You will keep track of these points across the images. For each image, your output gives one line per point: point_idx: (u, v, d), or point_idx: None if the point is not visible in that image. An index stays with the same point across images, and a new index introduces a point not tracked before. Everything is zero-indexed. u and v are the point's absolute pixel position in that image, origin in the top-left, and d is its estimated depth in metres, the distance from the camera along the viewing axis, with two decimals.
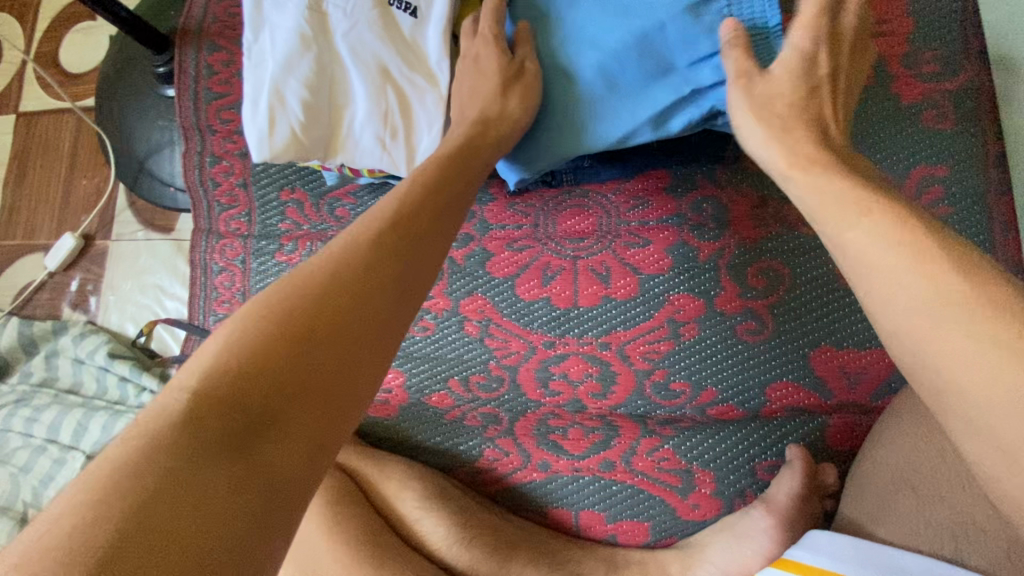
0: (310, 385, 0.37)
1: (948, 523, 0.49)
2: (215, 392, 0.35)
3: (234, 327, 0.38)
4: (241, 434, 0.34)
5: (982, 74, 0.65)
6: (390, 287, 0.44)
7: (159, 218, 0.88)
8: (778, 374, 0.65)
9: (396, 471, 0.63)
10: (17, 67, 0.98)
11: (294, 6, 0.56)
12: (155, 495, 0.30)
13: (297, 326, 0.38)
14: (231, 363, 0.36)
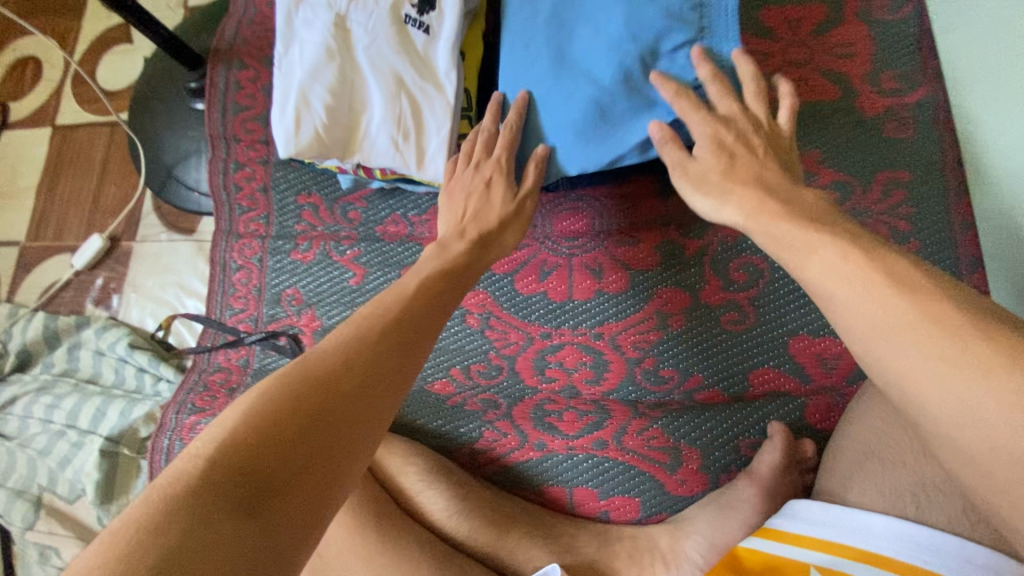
0: (318, 451, 0.40)
1: (908, 485, 0.54)
2: (229, 457, 0.37)
3: (250, 399, 0.41)
4: (250, 496, 0.36)
5: (939, 89, 0.72)
6: (392, 364, 0.47)
7: (182, 221, 0.94)
8: (759, 361, 0.69)
9: (401, 448, 0.67)
10: (56, 85, 1.06)
11: (323, 24, 0.65)
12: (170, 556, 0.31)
13: (307, 399, 0.41)
14: (246, 430, 0.39)
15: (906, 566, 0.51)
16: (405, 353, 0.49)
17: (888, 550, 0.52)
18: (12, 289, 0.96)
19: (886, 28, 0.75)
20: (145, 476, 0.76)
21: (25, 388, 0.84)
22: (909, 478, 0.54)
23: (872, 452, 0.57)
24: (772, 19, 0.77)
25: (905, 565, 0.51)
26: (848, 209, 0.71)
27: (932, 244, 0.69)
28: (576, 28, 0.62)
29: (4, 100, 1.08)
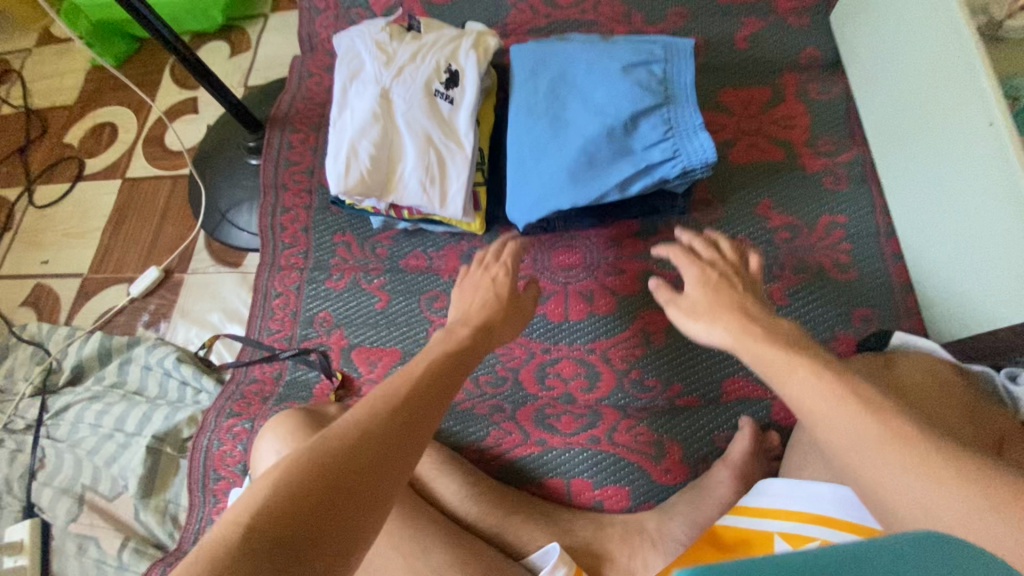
0: (342, 517, 0.43)
1: None
2: (265, 520, 0.40)
3: (284, 464, 0.45)
4: (284, 556, 0.39)
5: (866, 151, 0.89)
6: (412, 427, 0.51)
7: (229, 257, 1.08)
8: (731, 371, 0.80)
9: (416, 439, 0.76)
10: (129, 145, 1.25)
11: (370, 94, 0.81)
12: None
13: (343, 459, 0.46)
14: (282, 493, 0.42)
15: (850, 526, 0.59)
16: (425, 414, 0.54)
17: (833, 512, 0.60)
18: (72, 315, 1.09)
19: (821, 105, 0.93)
20: (184, 473, 0.84)
21: (77, 397, 0.94)
22: None
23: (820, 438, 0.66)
24: (728, 98, 0.96)
25: (847, 522, 0.59)
26: (797, 246, 0.86)
27: (869, 272, 0.82)
28: (568, 99, 0.80)
29: (82, 157, 1.26)
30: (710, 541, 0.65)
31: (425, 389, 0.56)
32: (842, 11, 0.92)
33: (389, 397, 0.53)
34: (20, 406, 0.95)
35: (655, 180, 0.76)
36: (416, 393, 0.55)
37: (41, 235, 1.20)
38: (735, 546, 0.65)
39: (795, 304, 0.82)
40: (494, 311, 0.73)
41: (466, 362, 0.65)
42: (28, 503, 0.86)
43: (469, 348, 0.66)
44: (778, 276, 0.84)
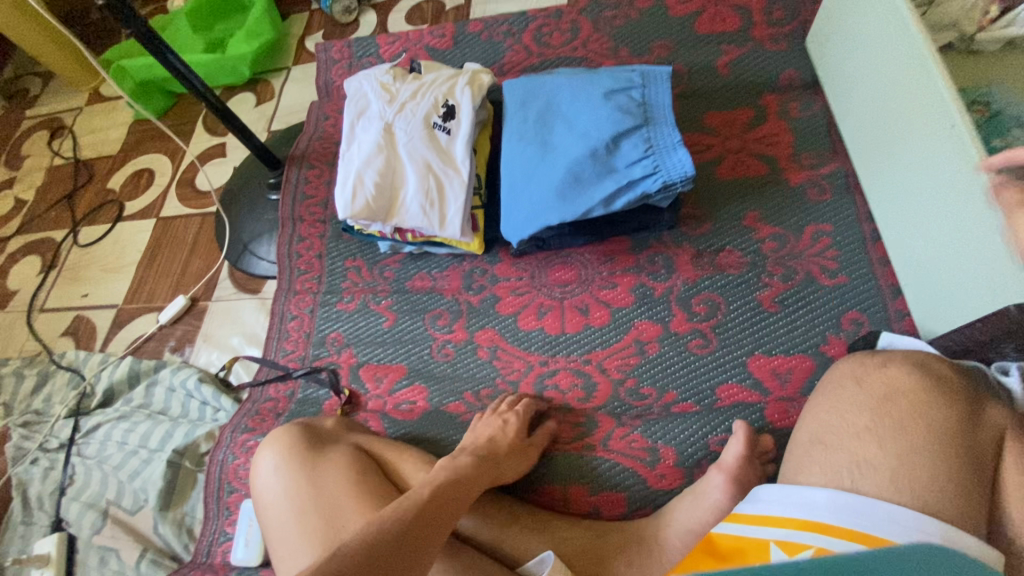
0: None
1: (845, 464, 0.58)
2: None
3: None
4: None
5: (848, 162, 0.92)
6: (407, 552, 0.56)
7: (249, 285, 1.15)
8: (725, 378, 0.82)
9: (411, 455, 0.75)
10: (163, 188, 1.36)
11: (375, 129, 0.89)
12: None
13: (379, 542, 0.55)
14: None
15: (847, 532, 0.53)
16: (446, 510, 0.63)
17: (828, 518, 0.55)
18: (106, 343, 1.17)
19: (802, 122, 0.97)
20: (200, 486, 0.89)
21: (107, 417, 1.00)
22: (844, 455, 0.59)
23: (818, 440, 0.62)
24: (713, 120, 1.01)
25: (847, 531, 0.54)
26: (785, 254, 0.88)
27: (857, 277, 0.84)
28: (555, 125, 0.86)
29: (122, 201, 1.38)
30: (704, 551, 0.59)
31: (451, 489, 0.65)
32: (816, 36, 0.98)
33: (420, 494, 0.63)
34: (56, 426, 1.01)
35: (639, 195, 0.81)
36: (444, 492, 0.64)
37: (82, 271, 1.30)
38: (731, 556, 0.58)
39: (785, 310, 0.84)
40: (500, 441, 0.76)
41: (477, 488, 0.69)
42: (57, 517, 0.91)
43: (481, 477, 0.70)
44: (766, 284, 0.87)
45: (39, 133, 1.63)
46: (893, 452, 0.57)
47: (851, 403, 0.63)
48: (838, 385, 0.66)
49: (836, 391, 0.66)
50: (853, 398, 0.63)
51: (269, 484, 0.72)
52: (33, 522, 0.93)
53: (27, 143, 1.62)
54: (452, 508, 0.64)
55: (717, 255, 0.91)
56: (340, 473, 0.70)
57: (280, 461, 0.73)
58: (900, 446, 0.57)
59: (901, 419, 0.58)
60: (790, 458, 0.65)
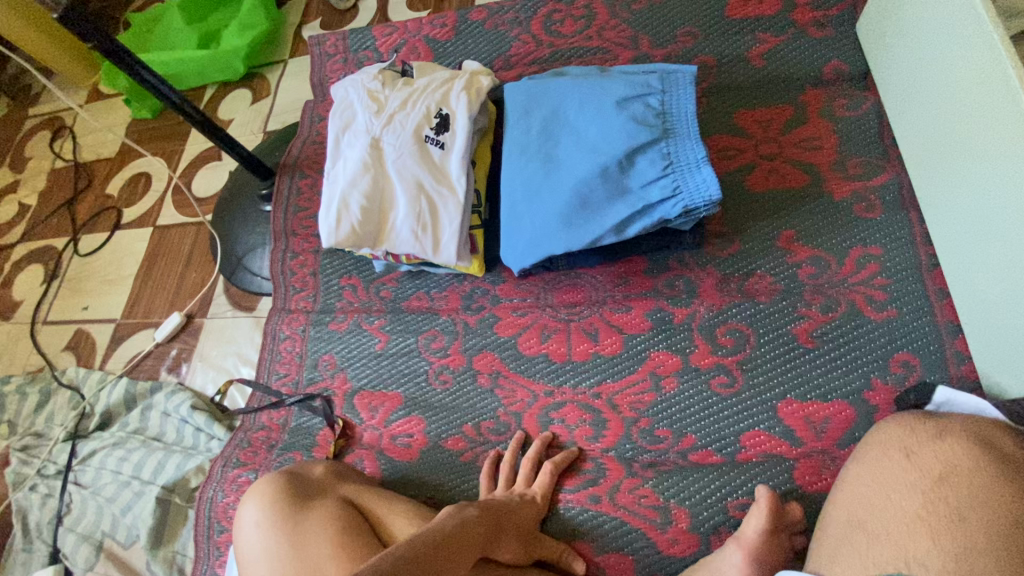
0: None
1: (888, 559, 0.49)
2: None
3: None
4: None
5: (903, 172, 0.80)
6: None
7: (245, 301, 1.10)
8: (750, 424, 0.73)
9: (402, 509, 0.70)
10: (160, 194, 1.32)
11: (361, 144, 0.80)
12: None
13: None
14: None
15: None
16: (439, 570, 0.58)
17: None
18: (105, 359, 1.15)
19: (850, 122, 0.84)
20: (191, 523, 0.86)
21: (102, 443, 0.97)
22: (889, 548, 0.50)
23: (858, 523, 0.54)
24: (745, 120, 0.89)
25: None
26: (824, 281, 0.77)
27: (910, 310, 0.73)
28: (561, 137, 0.76)
29: (120, 207, 1.34)
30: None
31: (448, 541, 0.61)
32: (868, 18, 0.84)
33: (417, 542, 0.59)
34: (54, 451, 1.00)
35: (655, 221, 0.71)
36: (440, 545, 0.60)
37: (83, 282, 1.27)
38: None
39: (823, 346, 0.74)
40: (506, 500, 0.71)
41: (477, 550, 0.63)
42: (54, 548, 0.90)
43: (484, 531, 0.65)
44: (803, 315, 0.76)
45: (41, 134, 1.60)
46: (950, 550, 0.47)
47: (898, 480, 0.53)
48: (882, 455, 0.56)
49: (880, 461, 0.56)
50: (900, 473, 0.54)
51: (250, 535, 0.68)
52: (33, 550, 0.92)
53: (30, 144, 1.59)
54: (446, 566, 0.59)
55: (746, 280, 0.81)
56: (322, 533, 0.65)
57: (260, 515, 0.68)
58: (959, 542, 0.47)
59: (960, 508, 0.49)
60: (823, 539, 0.57)
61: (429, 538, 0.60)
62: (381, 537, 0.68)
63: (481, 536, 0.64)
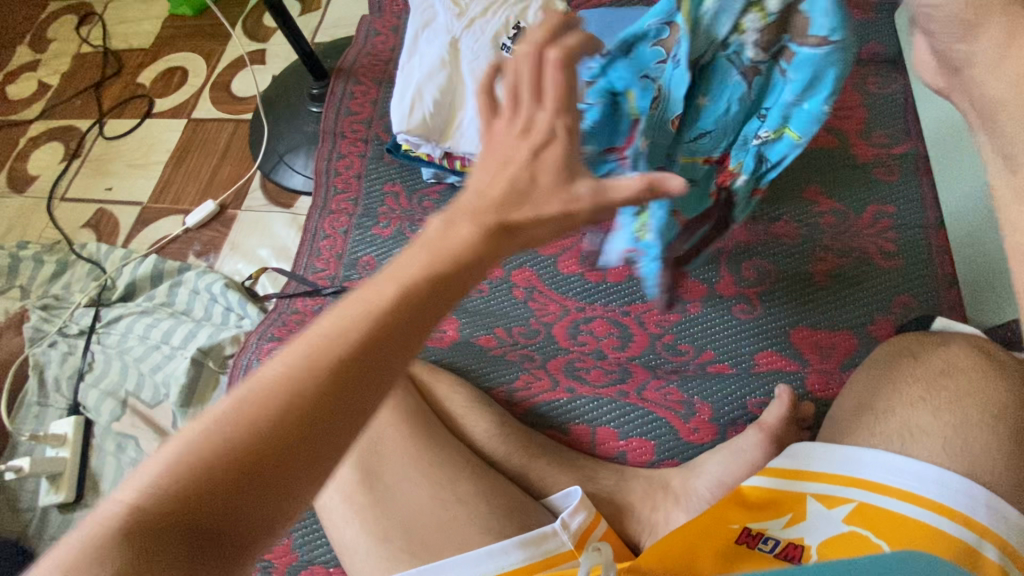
0: (295, 460, 0.34)
1: (894, 428, 0.56)
2: (226, 451, 0.33)
3: (243, 400, 0.34)
4: (229, 491, 0.32)
5: (920, 145, 0.89)
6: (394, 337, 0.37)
7: (282, 198, 1.13)
8: (767, 346, 0.80)
9: (446, 377, 0.77)
10: (197, 89, 1.31)
11: (440, 43, 0.84)
12: (168, 530, 0.31)
13: (277, 425, 0.34)
14: (245, 428, 0.33)
15: (896, 492, 0.52)
16: (343, 415, 0.35)
17: (874, 476, 0.54)
18: (129, 240, 1.16)
19: (878, 99, 0.94)
20: (223, 388, 0.89)
21: (128, 310, 0.98)
22: (895, 421, 0.56)
23: (866, 405, 0.60)
24: None
25: (886, 487, 0.53)
26: (842, 231, 0.86)
27: (913, 261, 0.82)
28: None
29: (152, 97, 1.33)
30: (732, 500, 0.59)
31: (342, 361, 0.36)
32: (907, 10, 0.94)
33: (300, 386, 0.34)
34: (75, 313, 1.00)
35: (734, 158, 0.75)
36: (341, 372, 0.35)
37: (106, 164, 1.26)
38: None
39: (837, 284, 0.82)
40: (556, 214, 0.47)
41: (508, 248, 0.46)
42: (74, 401, 0.92)
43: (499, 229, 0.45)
44: (820, 257, 0.84)
45: (67, 17, 1.54)
46: (949, 423, 0.54)
47: (904, 373, 0.59)
48: (891, 357, 0.62)
49: (889, 362, 0.62)
50: (908, 369, 0.60)
51: None
52: (49, 403, 0.94)
53: (54, 26, 1.54)
54: (355, 400, 0.36)
55: (774, 224, 0.88)
56: None
57: None
58: (957, 417, 0.54)
59: (959, 393, 0.56)
60: (832, 423, 0.63)
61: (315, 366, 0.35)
62: (428, 402, 0.75)
63: (406, 324, 0.38)
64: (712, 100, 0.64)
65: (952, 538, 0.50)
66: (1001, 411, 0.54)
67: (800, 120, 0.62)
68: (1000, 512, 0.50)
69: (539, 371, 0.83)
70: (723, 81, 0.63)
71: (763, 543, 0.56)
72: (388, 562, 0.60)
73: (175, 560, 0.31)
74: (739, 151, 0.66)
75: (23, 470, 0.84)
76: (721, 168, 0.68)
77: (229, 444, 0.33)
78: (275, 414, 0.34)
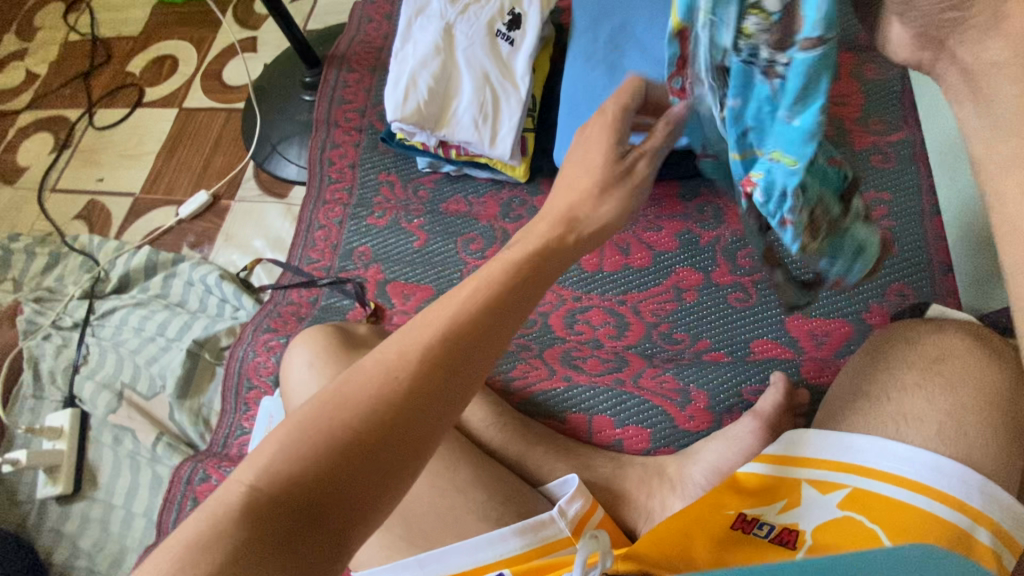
0: (397, 441, 0.37)
1: (888, 414, 0.57)
2: (335, 433, 0.37)
3: (348, 390, 0.39)
4: (337, 468, 0.36)
5: (917, 133, 0.89)
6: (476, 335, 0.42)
7: (276, 188, 1.12)
8: (762, 333, 0.80)
9: None
10: (187, 77, 1.29)
11: (434, 29, 0.83)
12: (288, 504, 0.34)
13: (379, 409, 0.38)
14: (350, 414, 0.37)
15: (891, 478, 0.53)
16: (415, 438, 0.38)
17: (870, 462, 0.54)
18: (121, 232, 1.14)
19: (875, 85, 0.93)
20: (219, 379, 0.89)
21: (123, 302, 0.98)
22: (890, 408, 0.57)
23: (862, 391, 0.60)
24: None
25: (882, 473, 0.53)
26: None
27: (908, 249, 0.82)
28: (627, 49, 0.80)
29: (142, 86, 1.31)
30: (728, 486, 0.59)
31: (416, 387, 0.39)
32: None
33: (397, 376, 0.39)
34: (70, 305, 0.99)
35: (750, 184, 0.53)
36: (432, 364, 0.40)
37: (97, 155, 1.25)
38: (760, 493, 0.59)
39: (833, 272, 0.82)
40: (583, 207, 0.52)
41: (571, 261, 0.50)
42: (70, 393, 0.92)
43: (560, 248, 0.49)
44: None
45: (53, 5, 1.51)
46: (943, 408, 0.55)
47: (898, 360, 0.60)
48: (886, 344, 0.63)
49: (885, 348, 0.62)
50: (903, 355, 0.60)
51: (300, 377, 0.72)
52: (45, 396, 0.94)
53: (40, 14, 1.51)
54: (425, 426, 0.39)
55: None
56: None
57: (312, 357, 0.72)
58: (951, 403, 0.54)
59: (953, 380, 0.56)
60: (827, 409, 0.63)
61: (391, 392, 0.38)
62: None
63: (487, 326, 0.43)
64: (744, 102, 0.46)
65: (945, 522, 0.50)
66: (997, 397, 0.54)
67: (798, 134, 0.44)
68: (994, 496, 0.50)
69: (536, 360, 0.83)
70: (747, 82, 0.44)
71: (759, 528, 0.56)
72: (389, 549, 0.62)
73: (297, 530, 0.34)
74: (762, 159, 0.49)
75: (20, 462, 0.84)
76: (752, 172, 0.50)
77: (342, 432, 0.37)
78: (377, 400, 0.38)
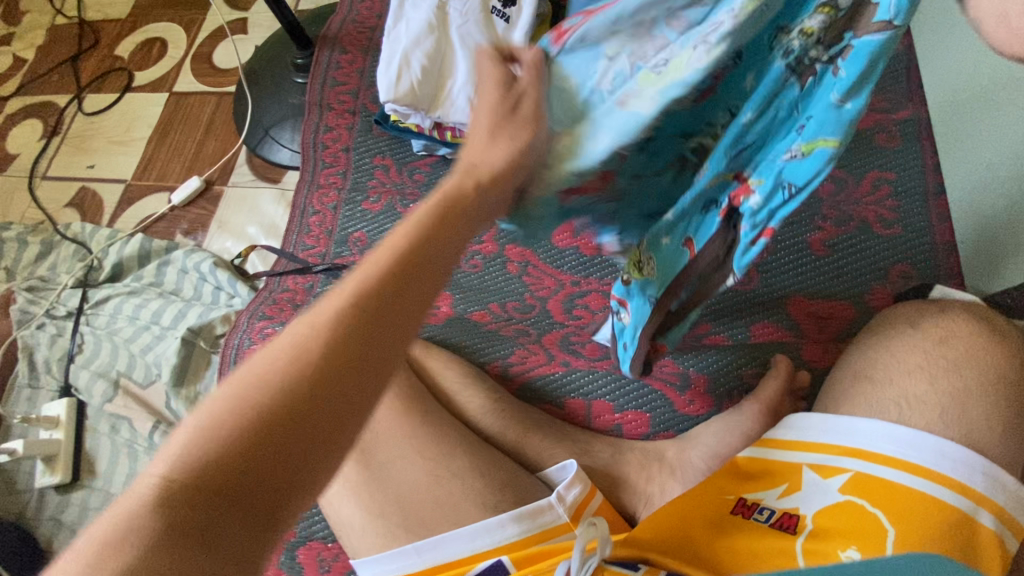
0: (313, 422, 0.32)
1: (891, 398, 0.56)
2: (240, 419, 0.31)
3: (254, 368, 0.33)
4: (245, 461, 0.31)
5: (922, 111, 0.88)
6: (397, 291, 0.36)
7: (269, 173, 1.10)
8: (764, 317, 0.78)
9: (440, 354, 0.76)
10: (177, 61, 1.26)
11: (427, 5, 0.80)
12: (192, 507, 0.30)
13: (289, 386, 0.32)
14: (256, 397, 0.32)
15: (893, 462, 0.52)
16: (339, 418, 0.33)
17: (872, 447, 0.53)
18: (113, 220, 1.13)
19: None
20: (215, 367, 0.88)
21: (116, 290, 0.97)
22: (892, 391, 0.56)
23: (864, 374, 0.59)
24: None
25: (884, 457, 0.52)
26: (842, 199, 0.84)
27: (912, 229, 0.81)
28: None
29: (131, 70, 1.28)
30: (727, 471, 0.59)
31: (321, 370, 0.33)
32: None
33: (307, 346, 0.34)
34: (63, 295, 0.98)
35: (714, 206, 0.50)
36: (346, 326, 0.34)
37: (87, 141, 1.23)
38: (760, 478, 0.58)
39: (836, 254, 0.81)
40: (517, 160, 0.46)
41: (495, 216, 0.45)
42: (65, 383, 0.91)
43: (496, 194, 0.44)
44: (819, 226, 0.83)
45: None
46: (947, 391, 0.54)
47: (901, 343, 0.59)
48: (889, 327, 0.61)
49: (888, 331, 0.61)
50: (906, 337, 0.59)
51: None
52: (41, 386, 0.93)
53: None
54: (350, 402, 0.34)
55: None
56: None
57: None
58: (955, 385, 0.54)
59: (958, 361, 0.55)
60: (828, 393, 0.62)
61: (293, 379, 0.33)
62: (422, 378, 0.75)
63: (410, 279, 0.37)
64: (759, 113, 0.46)
65: (948, 506, 0.49)
66: (1001, 379, 0.53)
67: (811, 160, 0.44)
68: (996, 479, 0.49)
69: (534, 346, 0.81)
70: (772, 92, 0.45)
71: (759, 513, 0.56)
72: (384, 537, 0.61)
73: (202, 536, 0.30)
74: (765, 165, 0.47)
75: (18, 452, 0.84)
76: (740, 181, 0.49)
77: (246, 419, 0.31)
78: (283, 378, 0.33)
